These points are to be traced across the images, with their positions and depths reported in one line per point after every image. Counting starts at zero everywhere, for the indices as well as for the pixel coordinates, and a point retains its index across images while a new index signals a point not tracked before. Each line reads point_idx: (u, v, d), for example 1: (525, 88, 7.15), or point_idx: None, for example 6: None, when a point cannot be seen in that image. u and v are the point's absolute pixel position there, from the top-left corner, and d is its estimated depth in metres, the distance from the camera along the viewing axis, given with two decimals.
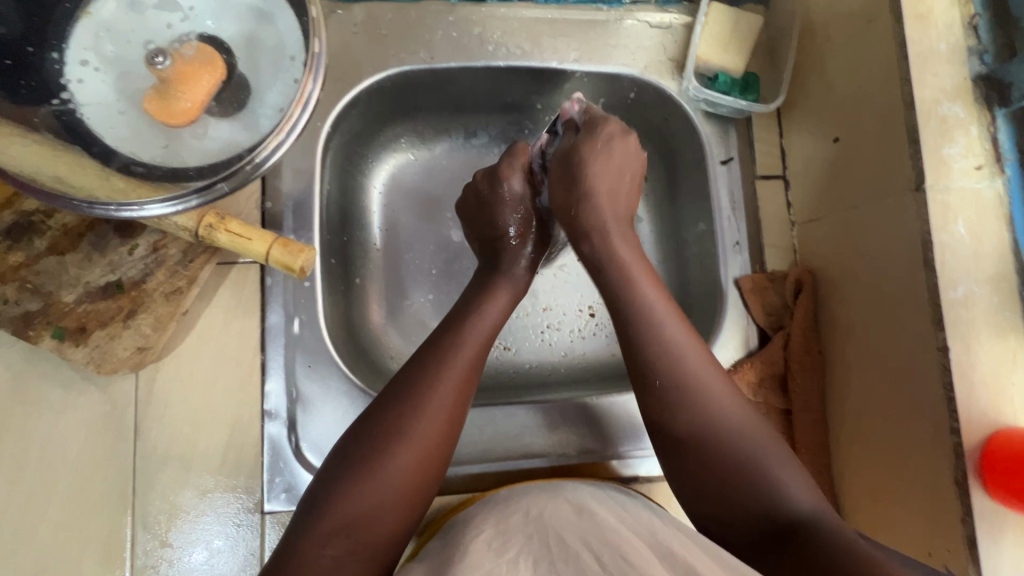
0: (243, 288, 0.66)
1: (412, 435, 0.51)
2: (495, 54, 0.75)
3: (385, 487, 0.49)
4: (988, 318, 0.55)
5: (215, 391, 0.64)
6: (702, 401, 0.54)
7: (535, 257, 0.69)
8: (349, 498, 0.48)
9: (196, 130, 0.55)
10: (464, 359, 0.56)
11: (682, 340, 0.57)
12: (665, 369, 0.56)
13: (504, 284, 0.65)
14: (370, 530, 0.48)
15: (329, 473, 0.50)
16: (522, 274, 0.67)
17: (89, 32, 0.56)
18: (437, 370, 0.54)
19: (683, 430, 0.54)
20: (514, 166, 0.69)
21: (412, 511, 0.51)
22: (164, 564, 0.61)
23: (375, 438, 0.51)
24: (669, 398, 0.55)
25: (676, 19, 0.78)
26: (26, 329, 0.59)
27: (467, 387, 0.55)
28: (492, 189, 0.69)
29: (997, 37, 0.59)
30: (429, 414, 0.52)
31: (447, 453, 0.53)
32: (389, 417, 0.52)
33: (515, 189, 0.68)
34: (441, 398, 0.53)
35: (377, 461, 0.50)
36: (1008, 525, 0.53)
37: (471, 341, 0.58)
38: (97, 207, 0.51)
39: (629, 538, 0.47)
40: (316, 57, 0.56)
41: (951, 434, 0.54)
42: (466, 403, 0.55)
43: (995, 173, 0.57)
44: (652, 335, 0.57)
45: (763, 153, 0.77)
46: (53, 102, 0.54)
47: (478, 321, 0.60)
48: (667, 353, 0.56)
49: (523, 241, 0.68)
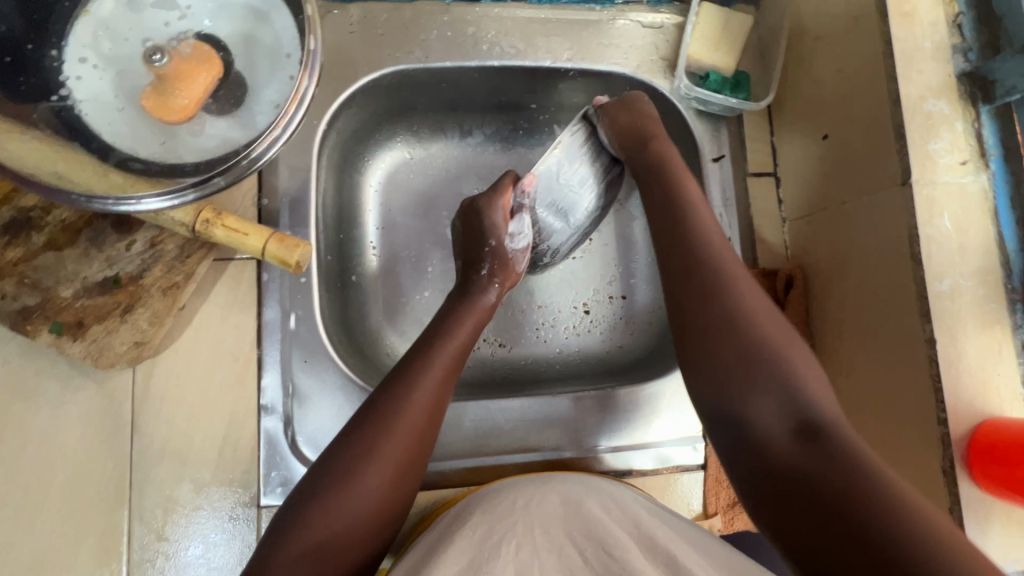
0: (240, 283, 0.67)
1: (385, 456, 0.51)
2: (490, 54, 0.76)
3: (356, 508, 0.49)
4: (974, 309, 0.56)
5: (212, 385, 0.65)
6: (750, 324, 0.54)
7: (504, 288, 0.70)
8: (319, 521, 0.48)
9: (193, 127, 0.56)
10: (431, 387, 0.55)
11: (735, 266, 0.58)
12: (719, 301, 0.55)
13: (472, 306, 0.65)
14: (338, 551, 0.48)
15: (300, 493, 0.50)
16: (489, 299, 0.67)
17: (88, 31, 0.56)
18: (402, 398, 0.54)
19: (710, 347, 0.54)
20: (493, 202, 0.70)
21: (381, 532, 0.51)
22: (161, 557, 0.61)
23: (346, 459, 0.51)
24: (710, 315, 0.55)
25: (668, 19, 0.79)
26: (24, 324, 0.59)
27: (434, 412, 0.55)
28: (472, 220, 0.70)
29: (981, 35, 0.60)
30: (395, 442, 0.52)
31: (411, 478, 0.53)
32: (357, 443, 0.51)
33: (492, 224, 0.69)
34: (410, 421, 0.53)
35: (344, 483, 0.50)
36: (994, 512, 0.54)
37: (437, 368, 0.57)
38: (96, 201, 0.52)
39: (615, 530, 0.48)
40: (311, 55, 0.56)
41: (939, 425, 0.55)
42: (431, 430, 0.55)
43: (980, 168, 0.58)
44: (696, 262, 0.58)
45: (753, 151, 0.78)
46: (52, 98, 0.54)
47: (445, 346, 0.59)
48: (721, 277, 0.57)
49: (489, 275, 0.69)
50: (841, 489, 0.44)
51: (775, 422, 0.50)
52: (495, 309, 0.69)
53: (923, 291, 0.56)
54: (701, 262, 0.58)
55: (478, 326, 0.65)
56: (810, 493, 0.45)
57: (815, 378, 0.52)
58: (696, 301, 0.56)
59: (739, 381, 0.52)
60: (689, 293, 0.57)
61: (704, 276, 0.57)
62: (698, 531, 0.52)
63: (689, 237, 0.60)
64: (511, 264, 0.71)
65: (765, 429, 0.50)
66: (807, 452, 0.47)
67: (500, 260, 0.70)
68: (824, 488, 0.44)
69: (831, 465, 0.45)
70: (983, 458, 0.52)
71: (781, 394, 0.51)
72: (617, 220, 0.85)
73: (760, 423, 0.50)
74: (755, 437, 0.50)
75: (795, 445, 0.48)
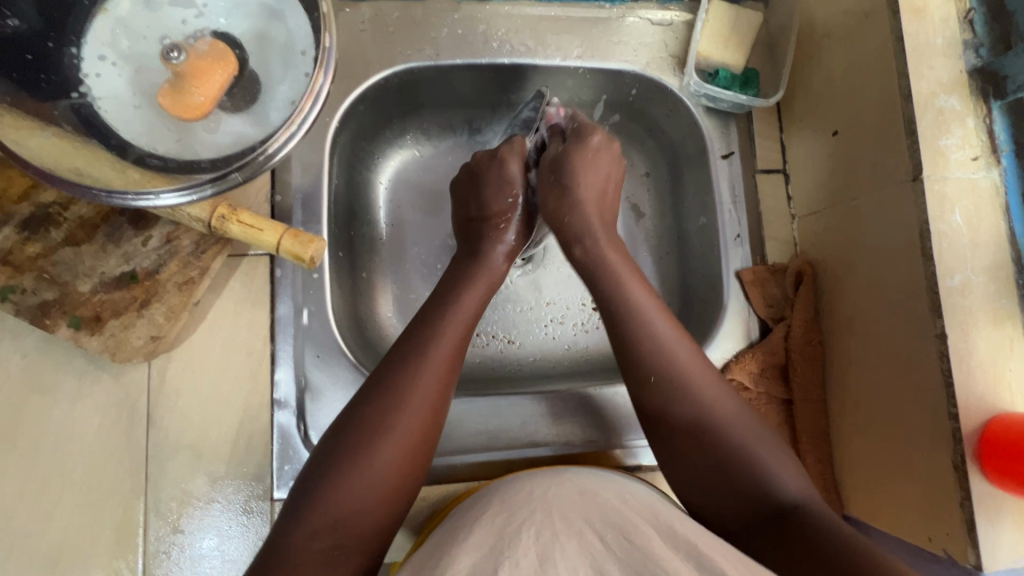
0: (254, 279, 0.68)
1: (395, 428, 0.52)
2: (500, 52, 0.76)
3: (370, 483, 0.50)
4: (986, 304, 0.56)
5: (226, 380, 0.65)
6: (707, 408, 0.56)
7: (515, 245, 0.70)
8: (335, 496, 0.49)
9: (208, 124, 0.57)
10: (442, 355, 0.56)
11: (689, 362, 0.58)
12: (680, 403, 0.57)
13: (483, 270, 0.66)
14: (355, 526, 0.49)
15: (312, 470, 0.51)
16: (500, 261, 0.68)
17: (106, 29, 0.57)
18: (413, 368, 0.55)
19: (676, 429, 0.57)
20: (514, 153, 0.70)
21: (398, 503, 0.52)
22: (175, 549, 0.62)
23: (358, 432, 0.51)
24: (674, 417, 0.57)
25: (677, 16, 0.79)
26: (43, 318, 0.60)
27: (447, 381, 0.56)
28: (491, 170, 0.70)
29: (993, 30, 0.60)
30: (410, 409, 0.53)
31: (428, 447, 0.54)
32: (372, 412, 0.52)
33: (511, 171, 0.70)
34: (421, 394, 0.54)
35: (361, 452, 0.51)
36: (1005, 507, 0.54)
37: (448, 337, 0.58)
38: (115, 196, 0.53)
39: (633, 519, 0.48)
40: (327, 52, 0.57)
41: (950, 420, 0.55)
42: (447, 396, 0.56)
43: (991, 163, 0.58)
44: (648, 345, 0.59)
45: (762, 148, 0.79)
46: (72, 95, 0.55)
47: (456, 314, 0.60)
48: (679, 377, 0.57)
49: (505, 227, 0.70)
50: (825, 548, 0.46)
51: (754, 494, 0.53)
52: (505, 273, 0.69)
53: (933, 287, 0.56)
54: (653, 364, 0.58)
55: (486, 294, 0.65)
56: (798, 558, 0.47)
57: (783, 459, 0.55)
58: (659, 405, 0.57)
59: (706, 460, 0.55)
60: (648, 397, 0.58)
61: (660, 380, 0.57)
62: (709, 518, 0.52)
63: (638, 332, 0.60)
64: (525, 216, 0.72)
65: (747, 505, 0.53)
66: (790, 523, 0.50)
67: (515, 212, 0.70)
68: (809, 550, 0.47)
69: (813, 532, 0.48)
70: (996, 453, 0.52)
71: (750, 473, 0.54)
72: (626, 218, 0.85)
73: (742, 496, 0.53)
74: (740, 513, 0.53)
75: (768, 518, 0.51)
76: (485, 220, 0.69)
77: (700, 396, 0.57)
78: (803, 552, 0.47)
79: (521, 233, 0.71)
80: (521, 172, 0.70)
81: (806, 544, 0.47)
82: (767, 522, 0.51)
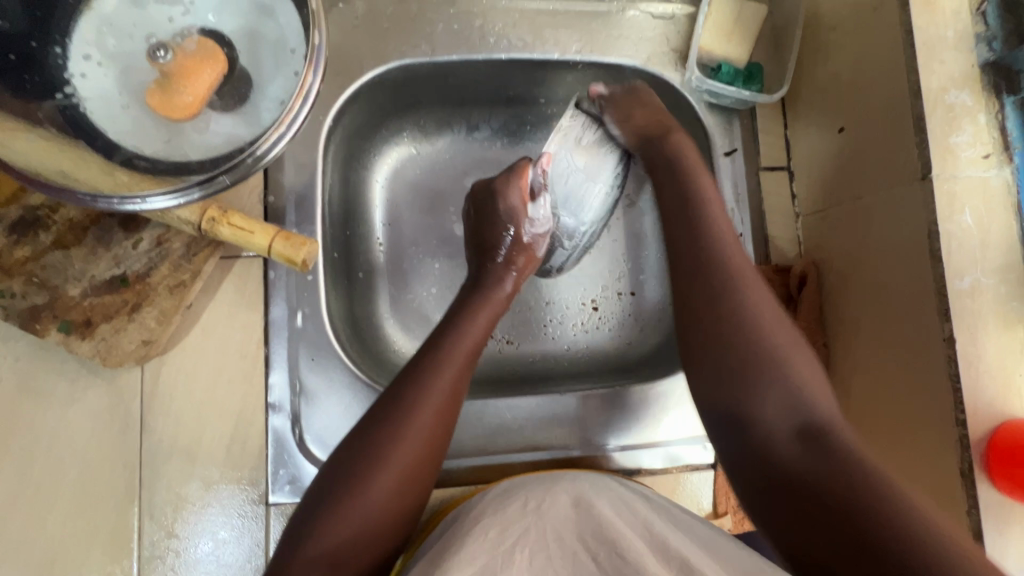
0: (247, 281, 0.67)
1: (391, 463, 0.50)
2: (497, 47, 0.75)
3: (365, 515, 0.49)
4: (996, 308, 0.54)
5: (220, 383, 0.65)
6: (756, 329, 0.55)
7: (518, 278, 0.70)
8: (329, 528, 0.48)
9: (198, 124, 0.56)
10: (443, 386, 0.55)
11: (751, 285, 0.57)
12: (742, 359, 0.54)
13: (484, 299, 0.65)
14: (351, 557, 0.49)
15: (311, 498, 0.51)
16: (500, 293, 0.67)
17: (91, 28, 0.56)
18: (413, 401, 0.53)
19: (716, 336, 0.55)
20: (512, 183, 0.69)
21: (394, 533, 0.51)
22: (170, 554, 0.62)
23: (354, 465, 0.50)
24: (720, 327, 0.55)
25: (678, 9, 0.77)
26: (33, 323, 0.59)
27: (448, 413, 0.55)
28: (490, 207, 0.70)
29: (1006, 22, 0.58)
30: (408, 442, 0.51)
31: (426, 479, 0.53)
32: (369, 447, 0.51)
33: (511, 205, 0.69)
34: (421, 427, 0.52)
35: (357, 487, 0.49)
36: (1013, 516, 0.52)
37: (448, 368, 0.56)
38: (101, 200, 0.52)
39: (627, 532, 0.48)
40: (316, 50, 0.56)
41: (957, 426, 0.54)
42: (446, 428, 0.54)
43: (1003, 161, 0.56)
44: (709, 250, 0.59)
45: (766, 145, 0.77)
46: (57, 96, 0.54)
47: (457, 345, 0.58)
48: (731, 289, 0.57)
49: (507, 261, 0.69)
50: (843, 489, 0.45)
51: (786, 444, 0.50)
52: (508, 301, 0.68)
53: (942, 289, 0.55)
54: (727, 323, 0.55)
55: (491, 321, 0.64)
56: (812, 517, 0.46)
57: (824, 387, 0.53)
58: (715, 357, 0.55)
59: (742, 374, 0.53)
60: (698, 300, 0.57)
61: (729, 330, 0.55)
62: (701, 529, 0.52)
63: (709, 290, 0.57)
64: (528, 247, 0.71)
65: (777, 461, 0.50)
66: (815, 449, 0.48)
67: (519, 247, 0.70)
68: (820, 504, 0.45)
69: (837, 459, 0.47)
70: (998, 461, 0.51)
71: (788, 403, 0.51)
72: (628, 217, 0.84)
73: (773, 447, 0.50)
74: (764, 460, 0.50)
75: (796, 446, 0.49)
76: (485, 254, 0.70)
77: (773, 361, 0.53)
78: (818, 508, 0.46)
79: (526, 266, 0.71)
80: (521, 203, 0.69)
81: (819, 497, 0.46)
82: (796, 449, 0.49)
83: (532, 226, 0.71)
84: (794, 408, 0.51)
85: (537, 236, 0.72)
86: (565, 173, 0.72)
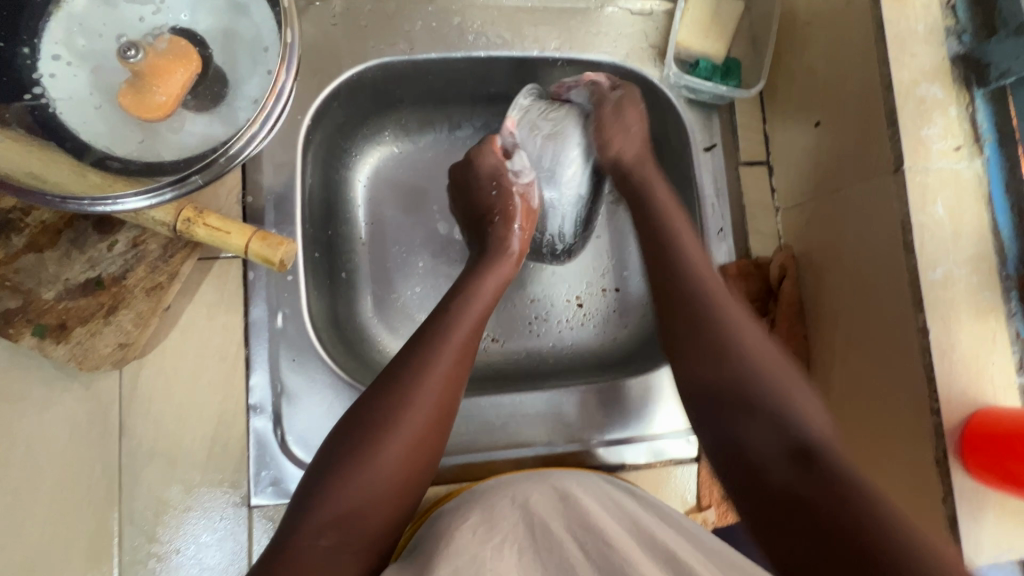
0: (226, 282, 0.66)
1: (401, 425, 0.51)
2: (476, 44, 0.75)
3: (376, 480, 0.49)
4: (968, 297, 0.55)
5: (199, 386, 0.64)
6: (738, 354, 0.54)
7: (522, 233, 0.71)
8: (340, 492, 0.48)
9: (172, 124, 0.55)
10: (453, 348, 0.56)
11: (727, 308, 0.57)
12: (710, 329, 0.56)
13: (493, 260, 0.67)
14: (361, 523, 0.48)
15: (317, 468, 0.50)
16: (508, 247, 0.69)
17: (60, 27, 0.55)
18: (421, 366, 0.54)
19: (695, 356, 0.56)
20: (485, 150, 0.72)
21: (404, 500, 0.51)
22: (152, 559, 0.61)
23: (363, 431, 0.50)
24: (699, 351, 0.55)
25: (657, 5, 0.77)
26: (5, 327, 0.58)
27: (458, 374, 0.55)
28: (469, 174, 0.73)
29: (975, 16, 0.58)
30: (418, 404, 0.52)
31: (437, 444, 0.53)
32: (378, 410, 0.51)
33: (488, 164, 0.72)
34: (430, 390, 0.53)
35: (367, 450, 0.49)
36: (987, 503, 0.53)
37: (460, 328, 0.57)
38: (70, 201, 0.51)
39: (617, 528, 0.48)
40: (289, 49, 0.55)
41: (932, 415, 0.54)
42: (456, 391, 0.55)
43: (974, 153, 0.57)
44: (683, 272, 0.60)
45: (746, 140, 0.77)
46: (25, 97, 0.53)
47: (467, 307, 0.60)
48: (707, 311, 0.57)
49: (505, 217, 0.70)
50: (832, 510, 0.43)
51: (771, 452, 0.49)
52: (520, 255, 0.70)
53: (915, 280, 0.55)
54: (690, 286, 0.59)
55: (498, 288, 0.65)
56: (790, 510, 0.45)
57: (817, 406, 0.51)
58: (706, 385, 0.54)
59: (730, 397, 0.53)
60: (678, 324, 0.58)
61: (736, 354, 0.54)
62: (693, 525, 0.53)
63: (682, 279, 0.60)
64: (517, 199, 0.72)
65: (731, 397, 0.53)
66: (805, 470, 0.46)
67: (512, 200, 0.71)
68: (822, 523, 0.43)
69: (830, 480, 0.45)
70: (975, 446, 0.52)
71: (776, 424, 0.50)
72: (612, 213, 0.84)
73: (767, 468, 0.49)
74: (747, 458, 0.50)
75: (789, 466, 0.47)
76: (483, 222, 0.71)
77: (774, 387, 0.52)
78: (757, 435, 0.50)
79: (525, 219, 0.72)
80: (497, 160, 0.72)
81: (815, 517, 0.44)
82: (787, 471, 0.47)
83: (515, 177, 0.72)
84: (783, 430, 0.50)
85: (526, 188, 0.73)
86: (535, 127, 0.73)
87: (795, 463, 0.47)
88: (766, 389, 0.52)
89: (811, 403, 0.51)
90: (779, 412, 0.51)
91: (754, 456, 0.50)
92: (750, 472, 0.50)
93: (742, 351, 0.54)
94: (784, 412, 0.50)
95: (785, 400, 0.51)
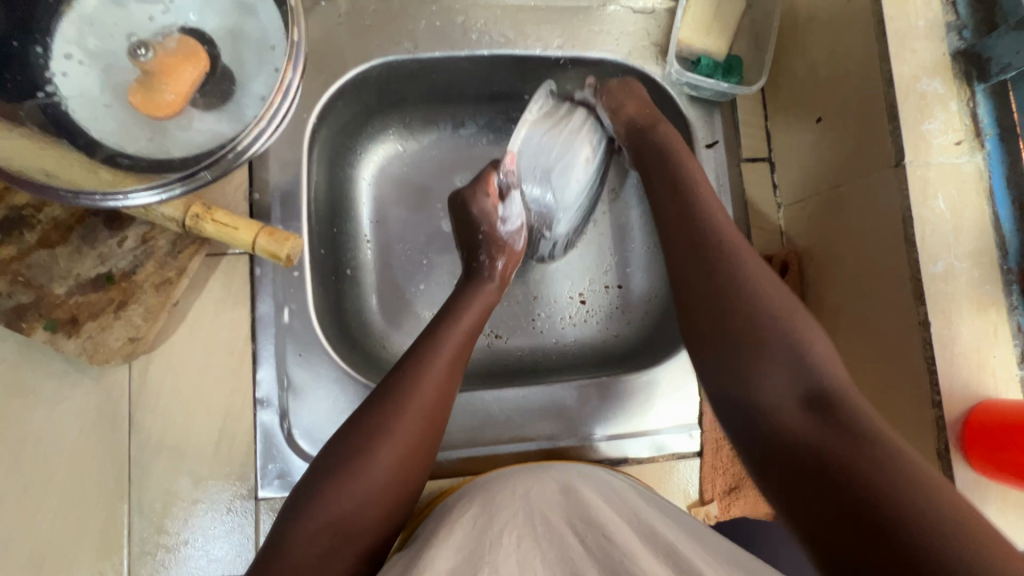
0: (233, 278, 0.67)
1: (393, 436, 0.52)
2: (479, 43, 0.75)
3: (367, 490, 0.50)
4: (969, 291, 0.55)
5: (208, 380, 0.65)
6: (755, 294, 0.54)
7: (505, 271, 0.71)
8: (333, 500, 0.49)
9: (181, 121, 0.56)
10: (442, 364, 0.57)
11: (744, 252, 0.57)
12: (727, 272, 0.56)
13: (476, 291, 0.67)
14: (352, 531, 0.49)
15: (313, 473, 0.51)
16: (492, 285, 0.69)
17: (72, 27, 0.56)
18: (412, 378, 0.55)
19: (710, 303, 0.55)
20: (478, 193, 0.70)
21: (395, 507, 0.52)
22: (161, 550, 0.62)
23: (357, 439, 0.51)
24: (715, 294, 0.55)
25: (659, 3, 0.78)
26: (19, 322, 0.59)
27: (448, 388, 0.56)
28: (461, 212, 0.72)
29: (976, 12, 0.59)
30: (409, 415, 0.53)
31: (427, 455, 0.54)
32: (370, 421, 0.52)
33: (481, 209, 0.70)
34: (422, 401, 0.54)
35: (359, 459, 0.50)
36: (988, 495, 0.54)
37: (448, 345, 0.59)
38: (83, 196, 0.52)
39: (614, 517, 0.49)
40: (296, 47, 0.57)
41: (932, 407, 0.55)
42: (447, 404, 0.56)
43: (975, 148, 0.57)
44: (693, 217, 0.60)
45: (748, 137, 0.78)
46: (39, 95, 0.54)
47: (455, 325, 0.61)
48: (724, 251, 0.57)
49: (491, 257, 0.71)
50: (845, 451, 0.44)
51: (787, 402, 0.49)
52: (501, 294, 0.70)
53: (916, 274, 0.55)
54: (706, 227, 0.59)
55: (485, 308, 0.66)
56: (804, 458, 0.45)
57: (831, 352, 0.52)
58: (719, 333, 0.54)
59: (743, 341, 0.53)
60: (692, 270, 0.57)
61: (768, 336, 0.52)
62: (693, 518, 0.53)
63: (696, 223, 0.59)
64: (506, 244, 0.72)
65: (745, 337, 0.53)
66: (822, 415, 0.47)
67: (499, 244, 0.71)
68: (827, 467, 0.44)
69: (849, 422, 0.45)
70: (972, 439, 0.53)
71: (792, 369, 0.50)
72: (614, 210, 0.85)
73: (780, 414, 0.49)
74: (758, 406, 0.50)
75: (802, 414, 0.48)
76: (470, 254, 0.72)
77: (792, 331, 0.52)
78: (771, 377, 0.50)
79: (510, 260, 0.72)
80: (492, 206, 0.70)
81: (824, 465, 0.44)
82: (801, 418, 0.48)
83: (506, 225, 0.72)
84: (799, 375, 0.50)
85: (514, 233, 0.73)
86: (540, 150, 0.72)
87: (812, 410, 0.48)
88: (779, 330, 0.52)
89: (823, 347, 0.51)
90: (793, 355, 0.51)
91: (764, 404, 0.50)
92: (753, 389, 0.51)
93: (757, 295, 0.54)
94: (798, 355, 0.51)
95: (798, 343, 0.51)
